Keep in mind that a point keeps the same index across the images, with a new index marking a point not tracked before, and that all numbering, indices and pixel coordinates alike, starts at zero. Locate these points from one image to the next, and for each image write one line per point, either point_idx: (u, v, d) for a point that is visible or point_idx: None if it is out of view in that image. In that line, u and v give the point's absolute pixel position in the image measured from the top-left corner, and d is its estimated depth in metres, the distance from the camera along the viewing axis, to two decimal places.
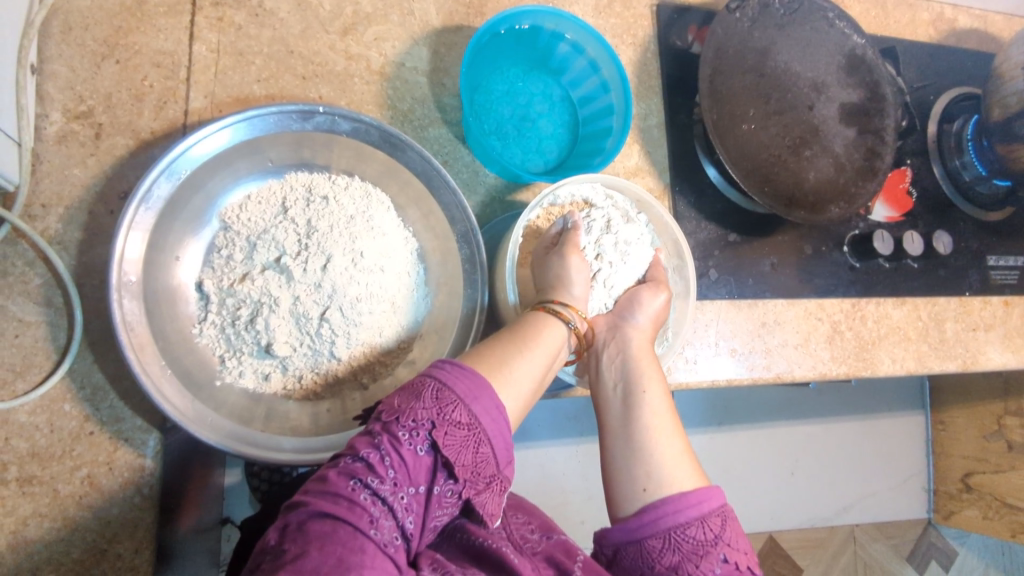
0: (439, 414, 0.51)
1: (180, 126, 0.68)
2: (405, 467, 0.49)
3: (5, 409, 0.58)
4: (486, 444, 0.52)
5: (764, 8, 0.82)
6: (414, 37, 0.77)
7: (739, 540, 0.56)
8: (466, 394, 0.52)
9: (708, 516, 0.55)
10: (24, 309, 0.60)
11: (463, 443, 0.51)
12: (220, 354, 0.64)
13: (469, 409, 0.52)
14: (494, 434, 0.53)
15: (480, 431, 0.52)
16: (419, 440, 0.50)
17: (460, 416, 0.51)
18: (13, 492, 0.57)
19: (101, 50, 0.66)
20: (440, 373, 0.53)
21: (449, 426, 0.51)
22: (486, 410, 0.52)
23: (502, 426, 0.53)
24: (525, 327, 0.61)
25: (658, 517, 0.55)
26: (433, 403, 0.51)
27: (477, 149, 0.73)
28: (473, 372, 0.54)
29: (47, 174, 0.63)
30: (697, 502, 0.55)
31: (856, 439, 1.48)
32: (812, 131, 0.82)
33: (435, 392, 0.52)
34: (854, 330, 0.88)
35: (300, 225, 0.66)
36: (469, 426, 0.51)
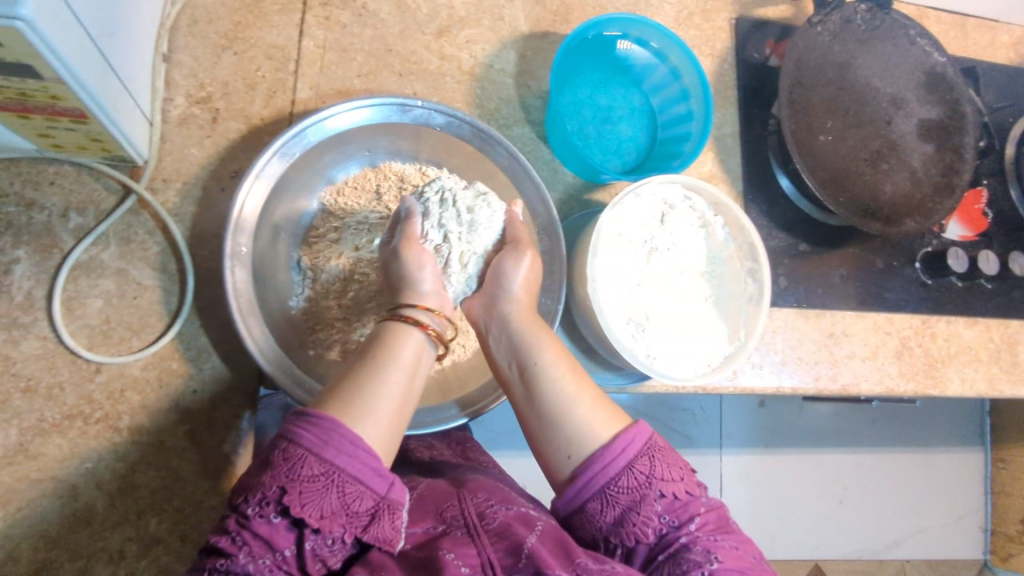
0: (290, 476, 0.48)
1: (287, 114, 0.73)
2: (262, 538, 0.47)
3: (122, 363, 0.63)
4: (352, 481, 0.49)
5: (846, 23, 0.83)
6: (503, 41, 0.80)
7: (670, 470, 0.56)
8: (313, 444, 0.49)
9: (635, 461, 0.55)
10: (142, 274, 0.65)
11: (322, 494, 0.48)
12: (313, 326, 0.68)
13: (319, 459, 0.49)
14: (356, 471, 0.50)
15: (336, 473, 0.49)
16: (268, 510, 0.47)
17: (311, 470, 0.48)
18: (125, 439, 0.62)
19: (221, 42, 0.72)
20: (284, 429, 0.50)
21: (302, 484, 0.48)
22: (338, 449, 0.49)
23: (363, 461, 0.50)
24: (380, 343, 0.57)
25: (589, 478, 0.55)
26: (278, 467, 0.48)
27: (559, 148, 0.77)
28: (319, 416, 0.50)
29: (169, 152, 0.68)
30: (620, 450, 0.55)
31: (909, 470, 1.45)
32: (889, 145, 0.83)
33: (281, 454, 0.49)
34: (923, 347, 0.88)
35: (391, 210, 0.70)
36: (324, 474, 0.48)
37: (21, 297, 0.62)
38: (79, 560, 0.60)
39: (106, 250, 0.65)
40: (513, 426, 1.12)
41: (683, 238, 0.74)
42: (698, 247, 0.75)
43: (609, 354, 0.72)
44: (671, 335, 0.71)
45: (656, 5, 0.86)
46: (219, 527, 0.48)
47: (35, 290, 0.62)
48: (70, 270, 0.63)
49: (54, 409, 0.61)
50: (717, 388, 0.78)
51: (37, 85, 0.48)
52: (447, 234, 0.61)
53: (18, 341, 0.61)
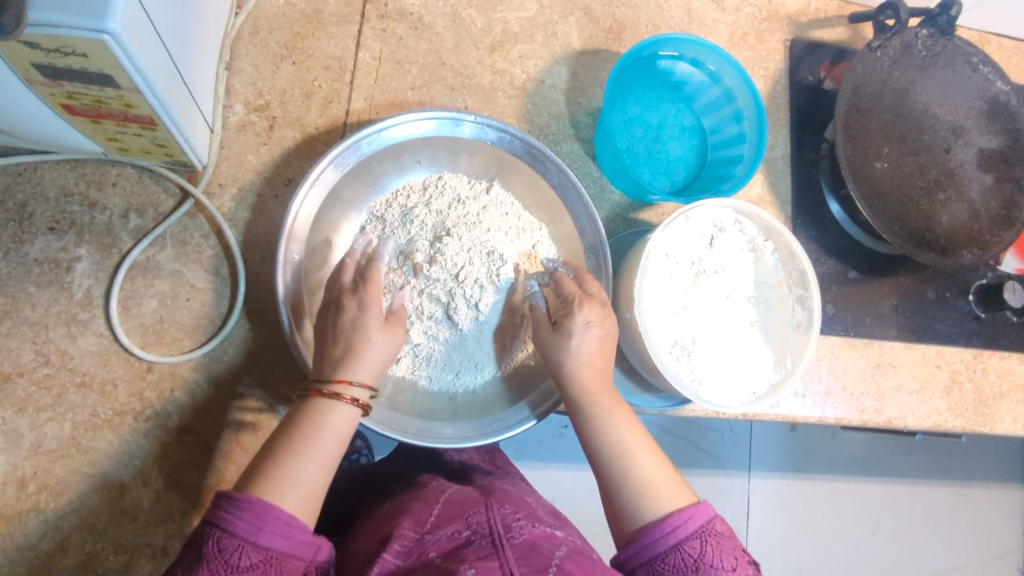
0: (226, 567, 0.44)
1: (341, 124, 0.74)
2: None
3: (173, 363, 0.64)
4: (291, 561, 0.47)
5: (906, 49, 0.81)
6: (556, 57, 0.80)
7: (724, 558, 0.50)
8: (246, 531, 0.46)
9: (685, 542, 0.51)
10: (196, 276, 0.67)
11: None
12: None
13: (256, 546, 0.46)
14: (292, 552, 0.47)
15: (275, 557, 0.46)
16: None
17: (249, 559, 0.45)
18: (173, 438, 0.64)
19: (281, 51, 0.73)
20: (210, 520, 0.46)
21: (240, 572, 0.44)
22: (276, 531, 0.47)
23: (298, 539, 0.47)
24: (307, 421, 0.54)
25: (646, 543, 0.51)
26: (211, 560, 0.44)
27: (608, 166, 0.77)
28: (247, 500, 0.47)
29: (226, 158, 0.70)
30: (672, 528, 0.51)
31: (946, 505, 1.40)
32: (947, 174, 0.81)
33: (212, 544, 0.45)
34: (974, 382, 0.85)
35: (438, 217, 0.71)
36: (262, 560, 0.45)
37: (81, 294, 0.64)
38: (124, 553, 0.61)
39: (162, 251, 0.66)
40: (540, 438, 1.12)
41: (730, 260, 0.73)
42: (746, 271, 0.74)
43: (651, 377, 0.71)
44: (718, 359, 0.70)
45: (710, 24, 0.86)
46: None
47: (94, 288, 0.64)
48: (128, 269, 0.65)
49: (107, 405, 0.62)
50: (758, 415, 0.77)
51: (114, 94, 0.49)
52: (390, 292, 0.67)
53: (76, 336, 0.63)
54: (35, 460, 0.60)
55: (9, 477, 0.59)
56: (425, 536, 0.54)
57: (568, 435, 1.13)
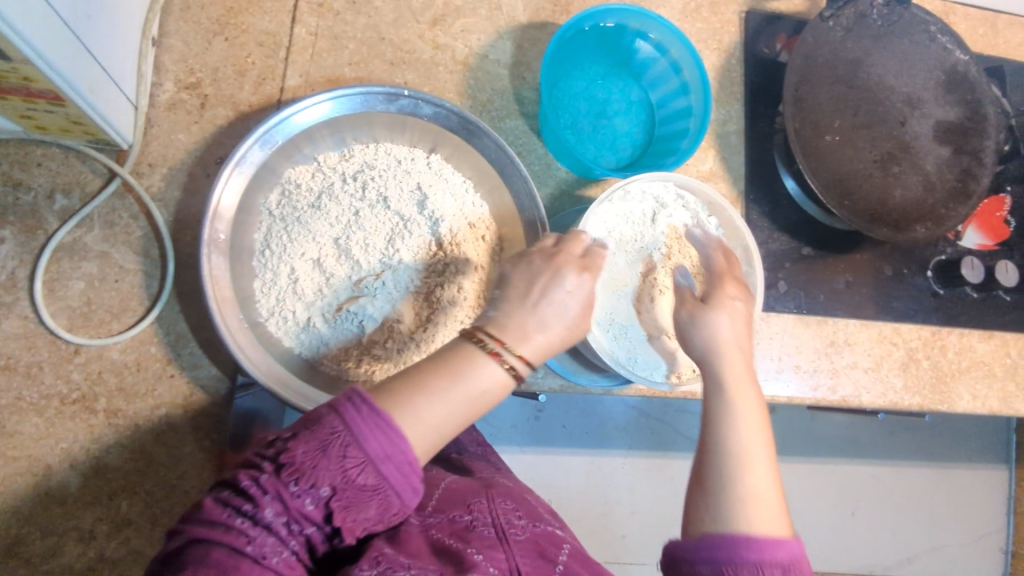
0: (342, 475, 0.43)
1: (275, 101, 0.72)
2: (291, 511, 0.43)
3: (101, 345, 0.63)
4: (395, 499, 0.45)
5: (860, 18, 0.79)
6: (500, 31, 0.79)
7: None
8: (375, 454, 0.43)
9: (767, 566, 0.46)
10: (125, 257, 0.66)
11: (366, 499, 0.44)
12: (272, 311, 0.65)
13: (376, 471, 0.43)
14: (404, 488, 0.45)
15: (387, 489, 0.44)
16: (312, 492, 0.43)
17: (366, 478, 0.43)
18: (101, 422, 0.63)
19: (213, 28, 0.72)
20: (348, 419, 0.43)
21: (353, 486, 0.43)
22: (397, 469, 0.44)
23: (410, 483, 0.45)
24: (456, 369, 0.49)
25: (712, 548, 0.47)
26: (331, 457, 0.42)
27: (552, 142, 0.75)
28: (388, 431, 0.44)
29: (156, 137, 0.68)
30: (760, 546, 0.47)
31: (924, 485, 1.39)
32: (902, 147, 0.79)
33: (339, 447, 0.43)
34: (931, 360, 0.83)
35: (356, 179, 0.69)
36: (376, 485, 0.44)
37: (4, 276, 0.63)
38: (51, 537, 0.60)
39: (89, 232, 0.65)
40: (516, 421, 1.11)
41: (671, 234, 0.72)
42: None
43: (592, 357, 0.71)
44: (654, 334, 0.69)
45: None
46: (253, 469, 0.43)
47: (19, 270, 0.63)
48: (54, 251, 0.64)
49: (32, 389, 0.62)
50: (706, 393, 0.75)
51: (8, 66, 0.48)
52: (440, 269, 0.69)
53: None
54: None
55: None
56: (427, 518, 0.53)
57: (545, 418, 1.12)
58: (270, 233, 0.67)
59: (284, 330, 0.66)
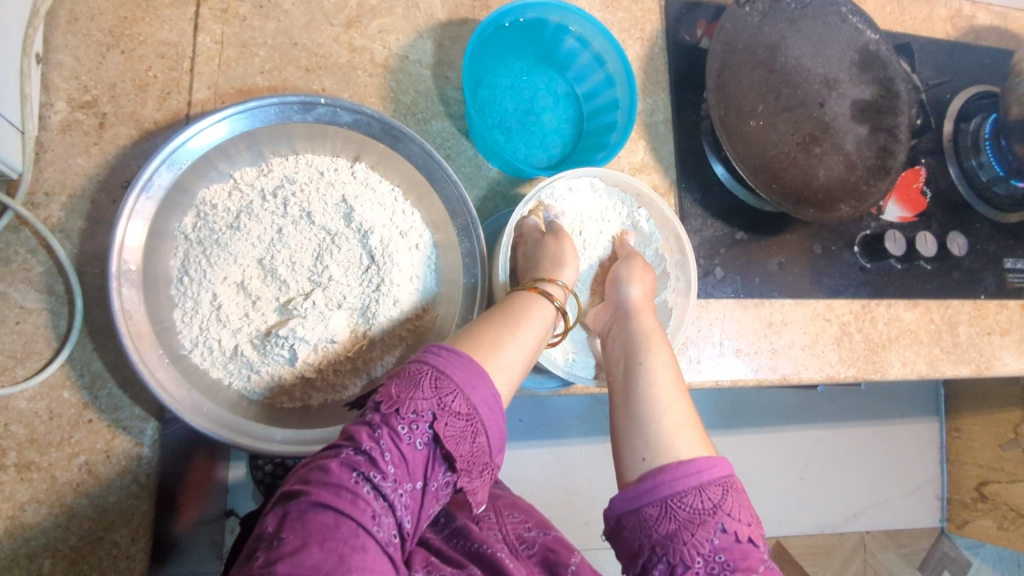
0: (441, 404, 0.52)
1: (183, 116, 0.68)
2: (403, 458, 0.50)
3: (5, 396, 0.58)
4: (484, 434, 0.53)
5: (775, 2, 0.81)
6: (419, 30, 0.76)
7: (742, 511, 0.53)
8: (464, 383, 0.53)
9: (707, 486, 0.52)
10: (26, 297, 0.61)
11: (462, 433, 0.52)
12: (195, 340, 0.62)
13: (467, 399, 0.53)
14: (490, 425, 0.54)
15: (478, 420, 0.53)
16: (419, 433, 0.51)
17: (460, 406, 0.52)
18: (12, 478, 0.57)
19: (107, 40, 0.66)
20: (435, 360, 0.54)
21: (449, 416, 0.52)
22: (485, 400, 0.53)
23: (496, 413, 0.54)
24: (519, 309, 0.61)
25: (654, 485, 0.53)
26: (430, 392, 0.52)
27: (480, 143, 0.73)
28: (471, 360, 0.54)
29: (51, 163, 0.63)
30: (696, 471, 0.53)
31: (866, 444, 1.45)
32: (823, 128, 0.80)
33: (433, 380, 0.52)
34: (863, 332, 0.86)
35: (277, 195, 0.66)
36: (468, 417, 0.53)
37: None
38: None
39: None
40: None
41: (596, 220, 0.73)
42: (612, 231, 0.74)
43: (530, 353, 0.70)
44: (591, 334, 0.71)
45: None
46: (367, 427, 0.51)
47: None
48: None
49: None
50: None
51: None
52: (372, 282, 0.67)
53: None
54: None
55: None
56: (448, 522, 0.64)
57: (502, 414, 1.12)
58: (187, 258, 0.63)
59: (210, 360, 0.62)
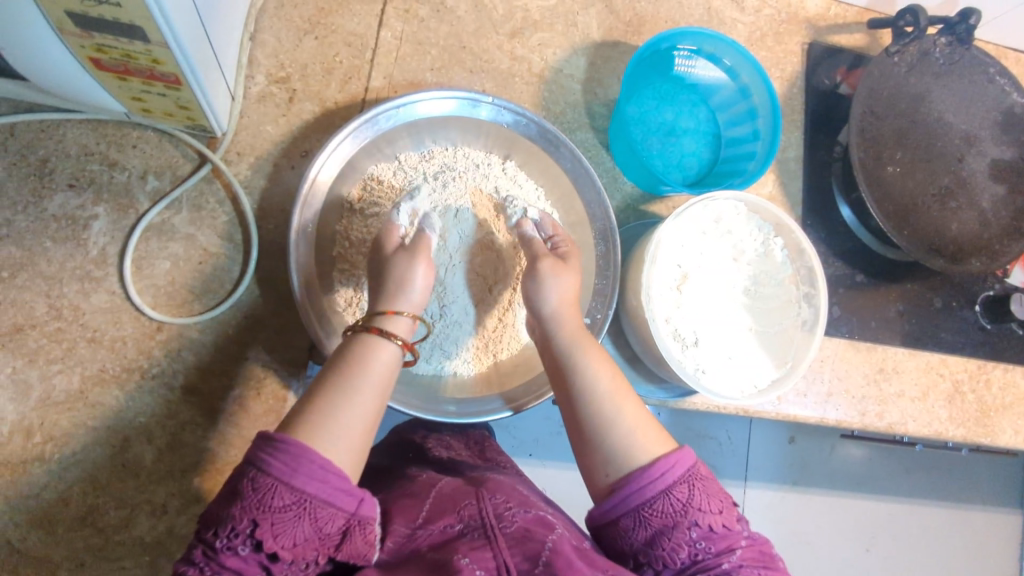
0: (261, 507, 0.45)
1: (360, 100, 0.74)
2: (231, 569, 0.45)
3: (183, 324, 0.65)
4: (326, 507, 0.47)
5: (923, 56, 0.82)
6: (575, 46, 0.81)
7: (711, 501, 0.52)
8: (283, 472, 0.46)
9: (673, 487, 0.51)
10: (210, 241, 0.68)
11: (294, 523, 0.46)
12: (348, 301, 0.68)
13: (291, 488, 0.46)
14: (330, 495, 0.47)
15: (309, 502, 0.46)
16: (237, 543, 0.45)
17: (281, 501, 0.45)
18: (179, 398, 0.64)
19: (304, 26, 0.74)
20: (251, 459, 0.47)
21: (273, 515, 0.45)
22: (312, 478, 0.46)
23: (334, 484, 0.47)
24: (353, 362, 0.55)
25: (622, 498, 0.52)
26: (247, 498, 0.45)
27: (621, 157, 0.77)
28: (290, 442, 0.47)
29: (245, 127, 0.70)
30: (659, 475, 0.52)
31: (938, 524, 1.32)
32: (959, 183, 0.81)
33: (248, 485, 0.46)
34: (976, 393, 0.85)
35: (433, 181, 0.71)
36: (296, 503, 0.46)
37: (96, 251, 0.64)
38: (124, 509, 0.62)
39: (178, 215, 0.67)
40: (538, 436, 0.98)
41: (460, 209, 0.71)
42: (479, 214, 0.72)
43: (656, 367, 0.71)
44: (719, 350, 0.72)
45: (729, 23, 0.87)
46: (187, 557, 0.46)
47: (109, 246, 0.65)
48: (143, 230, 0.66)
49: (115, 362, 0.63)
50: (759, 410, 0.76)
51: (142, 48, 0.50)
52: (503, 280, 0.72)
53: (89, 293, 0.64)
54: (43, 411, 0.61)
55: (17, 428, 0.60)
56: (417, 530, 0.52)
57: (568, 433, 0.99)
58: (351, 227, 0.69)
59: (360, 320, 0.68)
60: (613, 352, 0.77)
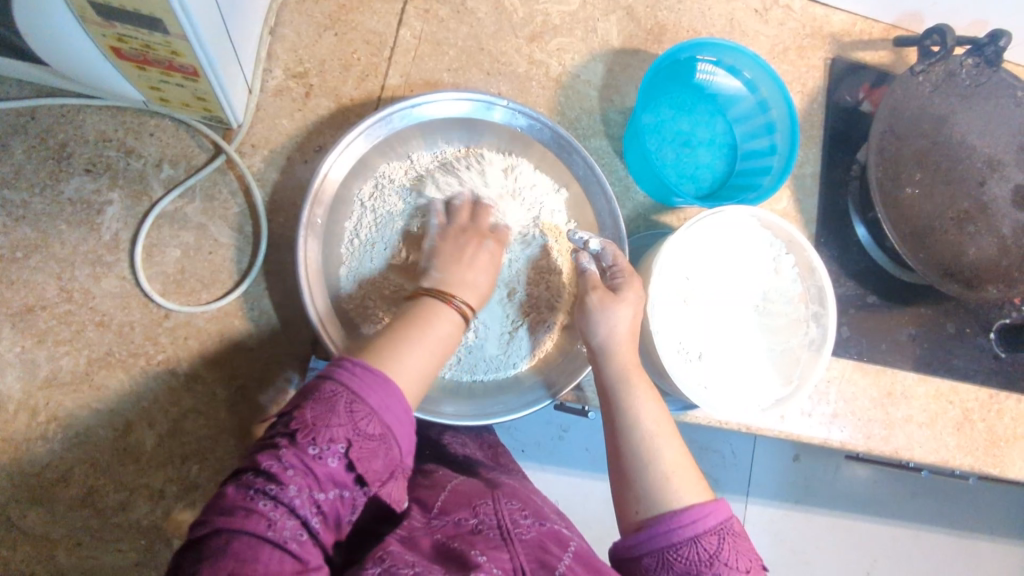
0: (354, 428, 0.46)
1: (375, 98, 0.75)
2: (308, 479, 0.45)
3: (189, 313, 0.66)
4: (401, 449, 0.48)
5: (948, 77, 0.81)
6: (593, 53, 0.81)
7: (740, 558, 0.51)
8: (377, 405, 0.47)
9: (702, 535, 0.51)
10: (220, 231, 0.68)
11: (376, 452, 0.47)
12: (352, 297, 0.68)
13: (381, 421, 0.47)
14: (405, 439, 0.49)
15: (392, 436, 0.48)
16: (327, 454, 0.45)
17: (372, 428, 0.47)
18: (182, 385, 0.65)
19: (325, 22, 0.74)
20: (348, 380, 0.48)
21: (364, 439, 0.46)
22: (397, 417, 0.48)
23: (409, 429, 0.49)
24: (421, 321, 0.56)
25: (648, 536, 0.52)
26: (342, 414, 0.46)
27: (634, 166, 0.77)
28: (384, 379, 0.49)
29: (261, 120, 0.71)
30: (691, 521, 0.51)
31: (944, 552, 1.30)
32: (980, 208, 0.79)
33: (345, 403, 0.46)
34: (986, 423, 0.83)
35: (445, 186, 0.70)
36: (381, 435, 0.47)
37: (108, 237, 0.65)
38: (123, 492, 0.63)
39: (190, 204, 0.68)
40: (539, 440, 0.97)
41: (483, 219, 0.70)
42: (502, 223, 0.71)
43: (657, 380, 0.71)
44: (722, 366, 0.71)
45: (751, 35, 0.86)
46: (270, 450, 0.45)
47: (122, 232, 0.66)
48: (155, 218, 0.67)
49: (121, 346, 0.64)
50: (761, 428, 0.76)
51: (162, 40, 0.51)
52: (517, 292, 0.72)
53: (99, 277, 0.65)
54: (49, 391, 0.62)
55: (23, 406, 0.61)
56: (432, 520, 0.52)
57: (569, 439, 0.98)
58: (360, 223, 0.69)
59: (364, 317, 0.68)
60: None
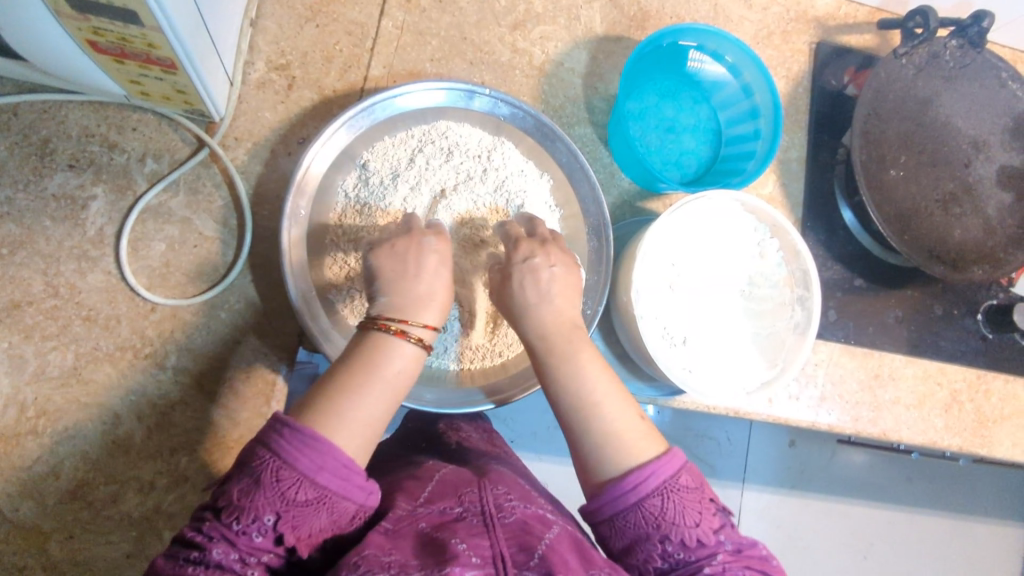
0: (283, 498, 0.46)
1: (358, 89, 0.75)
2: (238, 549, 0.45)
3: (175, 305, 0.66)
4: (343, 502, 0.47)
5: (933, 58, 0.80)
6: (576, 40, 0.81)
7: (685, 515, 0.50)
8: (309, 469, 0.46)
9: (646, 499, 0.50)
10: (205, 224, 0.69)
11: (310, 516, 0.46)
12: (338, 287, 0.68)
13: (314, 484, 0.46)
14: (347, 492, 0.48)
15: (329, 497, 0.47)
16: (253, 526, 0.45)
17: (304, 494, 0.46)
18: (170, 378, 0.66)
19: (306, 14, 0.74)
20: (276, 447, 0.47)
21: (294, 507, 0.46)
22: (333, 475, 0.47)
23: (354, 482, 0.48)
24: (371, 361, 0.53)
25: (598, 504, 0.51)
26: (269, 487, 0.46)
27: (619, 153, 0.77)
28: (316, 443, 0.47)
29: (244, 112, 0.71)
30: (633, 485, 0.51)
31: (938, 534, 1.30)
32: (964, 189, 0.79)
33: (272, 474, 0.46)
34: (975, 403, 0.83)
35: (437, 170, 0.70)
36: (317, 498, 0.46)
37: (93, 232, 0.66)
38: (112, 484, 0.63)
39: (174, 198, 0.68)
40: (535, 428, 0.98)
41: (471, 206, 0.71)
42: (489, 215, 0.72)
43: (643, 364, 0.71)
44: (708, 350, 0.72)
45: (736, 20, 0.86)
46: (197, 522, 0.46)
47: (107, 227, 0.66)
48: (140, 212, 0.67)
49: (108, 340, 0.64)
50: (750, 412, 0.76)
51: (138, 32, 0.51)
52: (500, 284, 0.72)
53: (85, 272, 0.65)
54: (36, 385, 0.62)
55: (12, 401, 0.62)
56: (418, 508, 0.52)
57: None
58: (345, 214, 0.69)
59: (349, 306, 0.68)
60: (603, 348, 0.77)
